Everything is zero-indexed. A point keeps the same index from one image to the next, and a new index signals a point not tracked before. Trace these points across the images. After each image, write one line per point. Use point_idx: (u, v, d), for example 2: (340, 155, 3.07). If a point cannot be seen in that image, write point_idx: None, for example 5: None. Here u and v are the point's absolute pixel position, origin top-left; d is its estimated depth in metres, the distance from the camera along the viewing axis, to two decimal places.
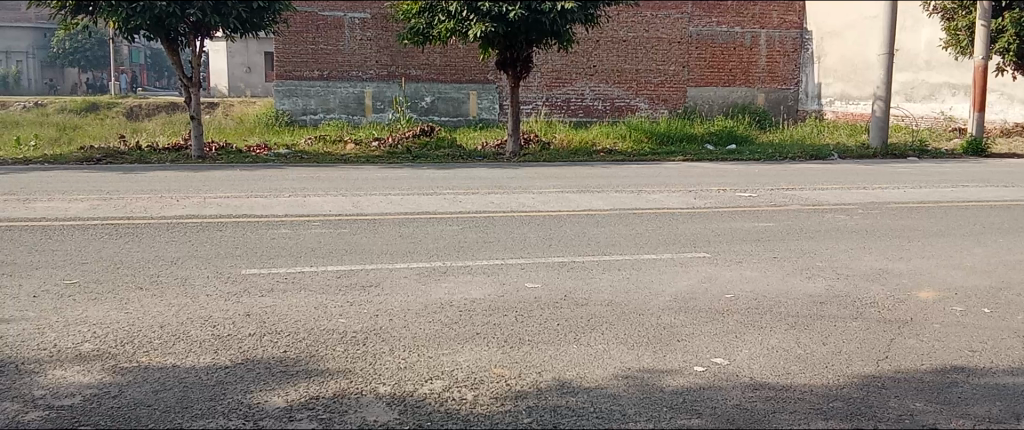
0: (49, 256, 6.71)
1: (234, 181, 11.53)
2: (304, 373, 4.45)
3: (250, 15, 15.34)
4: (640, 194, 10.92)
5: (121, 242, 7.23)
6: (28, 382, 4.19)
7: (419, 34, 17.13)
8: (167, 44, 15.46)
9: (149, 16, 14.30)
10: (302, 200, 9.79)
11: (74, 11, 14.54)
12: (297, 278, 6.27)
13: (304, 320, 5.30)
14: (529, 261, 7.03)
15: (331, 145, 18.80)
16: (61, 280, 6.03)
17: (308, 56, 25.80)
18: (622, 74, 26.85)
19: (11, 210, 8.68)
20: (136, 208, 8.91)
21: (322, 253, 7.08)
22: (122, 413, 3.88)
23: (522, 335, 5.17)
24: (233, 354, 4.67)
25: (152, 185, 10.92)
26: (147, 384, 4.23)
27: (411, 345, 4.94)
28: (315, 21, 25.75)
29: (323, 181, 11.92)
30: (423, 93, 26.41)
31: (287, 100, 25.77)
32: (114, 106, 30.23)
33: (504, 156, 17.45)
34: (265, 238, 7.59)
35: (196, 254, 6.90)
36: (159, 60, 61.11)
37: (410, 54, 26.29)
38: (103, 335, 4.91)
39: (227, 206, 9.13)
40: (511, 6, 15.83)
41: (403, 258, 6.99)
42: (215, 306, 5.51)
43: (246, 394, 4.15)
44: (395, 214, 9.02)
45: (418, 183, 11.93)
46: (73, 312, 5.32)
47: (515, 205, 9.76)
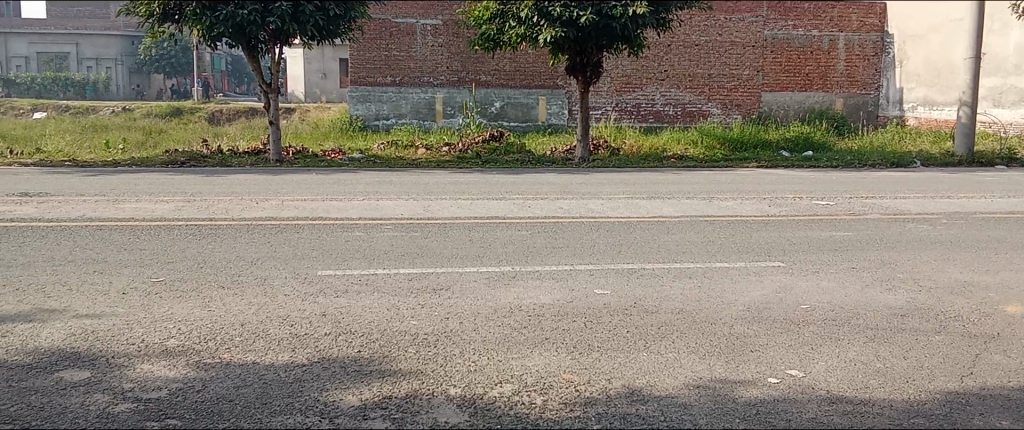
0: (137, 255, 7.02)
1: (310, 185, 11.86)
2: (377, 373, 4.54)
3: (327, 23, 15.75)
4: (713, 201, 10.76)
5: (204, 243, 7.50)
6: (118, 375, 4.39)
7: (489, 40, 17.30)
8: (248, 50, 15.98)
9: (231, 24, 14.82)
10: (375, 203, 10.00)
11: (160, 20, 15.15)
12: (371, 280, 6.41)
13: (377, 321, 5.42)
14: (598, 267, 7.01)
15: (402, 149, 19.12)
16: (148, 278, 6.30)
17: (381, 62, 26.30)
18: (694, 79, 26.53)
19: (103, 210, 9.11)
20: (218, 209, 9.26)
21: (394, 255, 7.21)
22: (206, 407, 4.04)
23: (591, 341, 5.16)
24: (309, 352, 4.80)
25: (233, 188, 11.32)
26: (227, 379, 4.38)
27: (481, 348, 5.00)
28: (388, 28, 26.22)
29: (396, 185, 12.14)
30: (493, 98, 26.66)
31: (361, 106, 26.32)
32: (196, 111, 31.41)
33: (573, 161, 17.47)
34: (340, 240, 7.77)
35: (275, 254, 7.12)
36: (239, 66, 63.24)
37: (480, 59, 26.54)
38: (187, 331, 5.12)
39: (304, 209, 9.39)
40: (582, 12, 15.80)
41: (473, 262, 7.06)
42: (292, 306, 5.68)
43: (321, 392, 4.26)
44: (466, 218, 9.13)
45: (489, 187, 12.03)
46: (160, 309, 5.55)
47: (584, 211, 9.74)
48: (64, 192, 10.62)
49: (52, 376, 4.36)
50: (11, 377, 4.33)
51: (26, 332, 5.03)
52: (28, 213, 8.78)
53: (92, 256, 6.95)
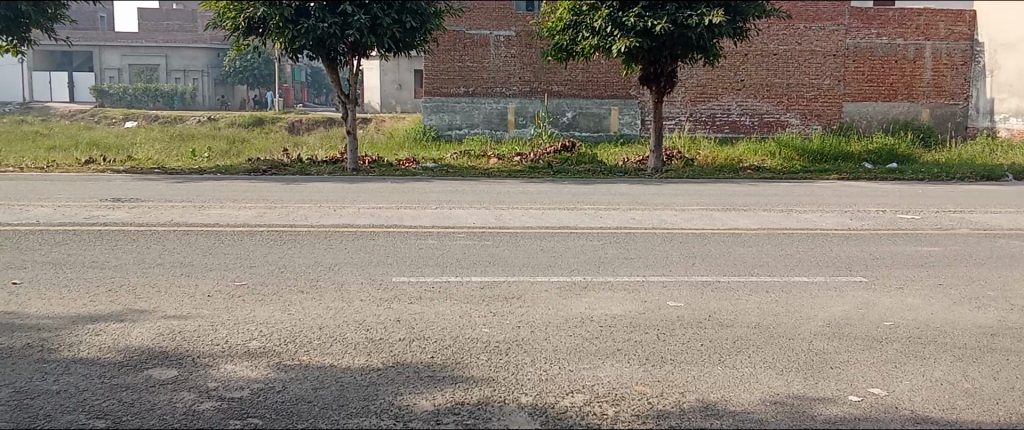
0: (220, 259, 7.28)
1: (385, 193, 12.09)
2: (449, 379, 4.60)
3: (404, 35, 16.10)
4: (791, 213, 10.51)
5: (284, 248, 7.73)
6: (203, 374, 4.57)
7: (562, 50, 17.27)
8: (327, 62, 16.43)
9: (312, 36, 15.25)
10: (448, 212, 10.14)
11: (245, 32, 15.67)
12: (444, 287, 6.49)
13: (450, 328, 5.49)
14: (672, 279, 6.92)
15: (474, 159, 19.32)
16: (231, 282, 6.53)
17: (455, 73, 26.64)
18: (773, 89, 26.00)
19: (190, 216, 9.50)
20: (298, 216, 9.54)
21: (466, 264, 7.28)
22: (286, 408, 4.16)
23: (664, 353, 5.11)
24: (384, 357, 4.89)
25: (312, 196, 11.63)
26: (306, 381, 4.50)
27: (553, 357, 5.00)
28: (462, 40, 26.53)
29: (468, 194, 12.28)
30: (564, 108, 26.65)
31: (434, 116, 26.59)
32: (277, 121, 32.39)
33: (646, 172, 17.32)
34: (414, 248, 7.89)
35: (351, 261, 7.29)
36: (318, 78, 64.96)
37: (553, 70, 26.64)
38: (268, 334, 5.28)
39: (379, 217, 9.58)
40: (657, 21, 15.68)
41: (544, 272, 7.08)
42: (368, 311, 5.81)
43: (396, 396, 4.34)
44: (538, 227, 9.16)
45: (560, 197, 12.05)
46: (242, 311, 5.75)
47: (657, 222, 9.65)
48: (154, 198, 11.12)
49: (141, 374, 4.56)
50: (105, 373, 4.54)
51: (118, 331, 5.28)
52: (120, 218, 9.21)
53: (179, 259, 7.24)
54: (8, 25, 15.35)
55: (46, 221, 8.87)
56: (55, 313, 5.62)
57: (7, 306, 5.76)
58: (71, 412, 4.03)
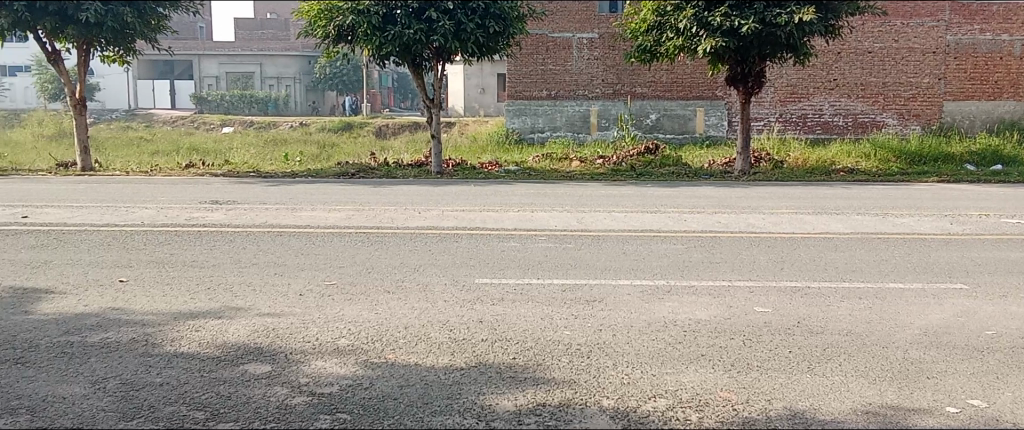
0: (311, 259, 7.53)
1: (469, 196, 12.26)
2: (531, 380, 4.63)
3: (487, 40, 16.26)
4: (886, 217, 10.12)
5: (371, 249, 7.94)
6: (295, 370, 4.75)
7: (646, 52, 17.04)
8: (413, 68, 16.80)
9: (398, 43, 15.61)
10: (530, 215, 10.19)
11: (335, 40, 16.13)
12: (526, 290, 6.52)
13: (532, 330, 5.52)
14: (759, 284, 6.77)
15: (557, 162, 19.36)
16: (321, 281, 6.74)
17: (538, 76, 26.70)
18: (867, 88, 25.06)
19: (282, 217, 9.87)
20: (384, 218, 9.77)
21: (548, 266, 7.31)
22: (373, 404, 4.28)
23: (750, 360, 5.01)
24: (467, 357, 4.97)
25: (399, 198, 11.91)
26: (393, 379, 4.62)
27: (635, 362, 4.97)
28: (545, 43, 26.60)
29: (550, 197, 12.31)
30: (649, 110, 26.51)
31: (517, 120, 26.78)
32: (365, 126, 33.18)
33: (733, 174, 16.97)
34: (497, 250, 7.97)
35: (436, 262, 7.43)
36: (404, 83, 66.29)
37: (637, 72, 26.45)
38: (356, 332, 5.45)
39: (462, 219, 9.71)
40: (744, 21, 15.40)
41: (626, 275, 7.03)
42: (452, 312, 5.90)
43: (479, 396, 4.40)
44: (622, 230, 9.11)
45: (644, 200, 11.93)
46: (332, 310, 5.94)
47: (743, 226, 9.44)
48: (249, 200, 11.59)
49: (237, 369, 4.77)
50: (204, 367, 4.78)
51: (216, 327, 5.54)
52: (218, 219, 9.64)
53: (273, 259, 7.53)
54: (116, 38, 16.30)
55: (150, 222, 9.37)
56: (159, 310, 5.94)
57: (115, 302, 6.11)
58: (173, 404, 4.26)
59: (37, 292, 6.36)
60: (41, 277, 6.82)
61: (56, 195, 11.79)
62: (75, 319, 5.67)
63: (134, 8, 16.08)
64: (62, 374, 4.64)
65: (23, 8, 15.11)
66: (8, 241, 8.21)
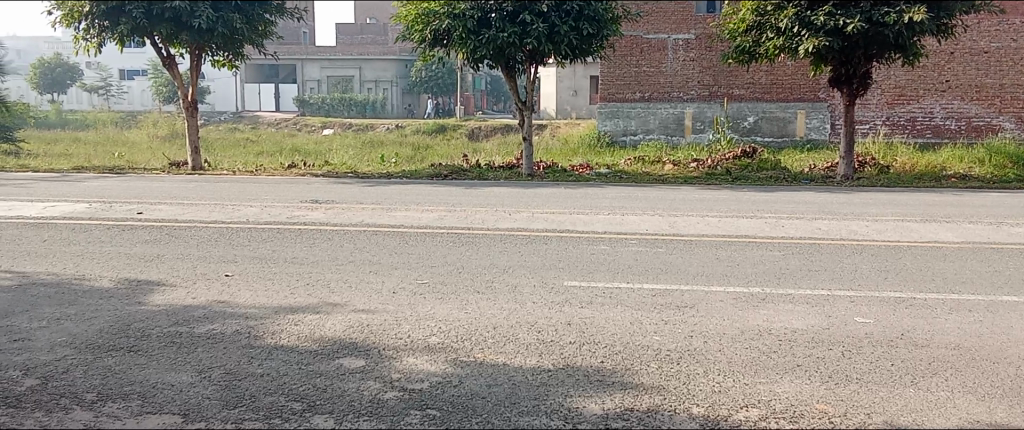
0: (404, 258, 7.72)
1: (560, 198, 12.29)
2: (619, 384, 4.60)
3: (580, 41, 16.21)
4: (999, 226, 9.57)
5: (462, 250, 8.07)
6: (387, 366, 4.87)
7: (745, 52, 16.53)
8: (506, 71, 16.95)
9: (492, 46, 15.79)
10: (621, 218, 10.10)
11: (431, 44, 16.46)
12: (615, 293, 6.48)
13: (621, 334, 5.49)
14: (860, 294, 6.50)
15: (650, 165, 19.15)
16: (414, 280, 6.89)
17: (631, 78, 26.43)
18: (982, 90, 23.70)
19: (377, 217, 10.16)
20: (476, 219, 9.92)
21: (638, 270, 7.24)
22: (461, 401, 4.35)
23: (849, 372, 4.82)
24: (554, 359, 4.99)
25: (490, 199, 12.04)
26: (481, 377, 4.69)
27: (727, 370, 4.87)
28: (639, 45, 26.33)
29: (640, 200, 12.20)
30: (746, 113, 25.89)
31: (609, 122, 26.52)
32: (458, 128, 33.66)
33: (835, 179, 16.36)
34: (586, 252, 7.96)
35: (526, 263, 7.47)
36: (498, 86, 66.92)
37: (734, 73, 25.91)
38: (447, 330, 5.55)
39: (552, 222, 9.74)
40: (849, 20, 14.85)
41: (719, 282, 6.88)
42: (540, 313, 5.93)
43: (566, 398, 4.41)
44: (715, 235, 8.93)
45: (738, 205, 11.66)
46: (424, 308, 6.07)
47: (845, 233, 9.09)
48: (346, 200, 11.96)
49: (333, 363, 4.93)
50: (302, 360, 4.96)
51: (314, 322, 5.74)
52: (317, 218, 9.99)
53: (368, 257, 7.75)
54: (225, 43, 17.10)
55: (254, 220, 9.78)
56: (263, 303, 6.21)
57: (221, 295, 6.43)
58: (273, 395, 4.44)
59: (150, 283, 6.75)
60: (153, 270, 7.23)
61: (170, 193, 12.47)
62: (183, 310, 5.98)
63: (242, 14, 16.85)
64: (172, 362, 4.91)
65: (142, 15, 16.06)
66: (125, 235, 8.75)
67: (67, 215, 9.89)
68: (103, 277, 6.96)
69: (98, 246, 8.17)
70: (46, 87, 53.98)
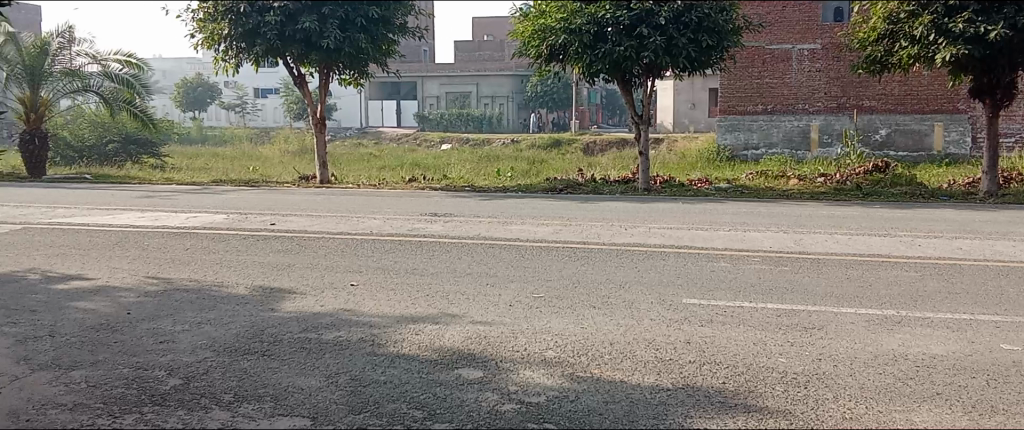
0: (521, 271, 7.78)
1: (679, 213, 12.10)
2: (742, 407, 4.47)
3: (699, 54, 15.95)
4: None
5: (578, 264, 8.05)
6: (505, 378, 4.92)
7: (876, 62, 15.77)
8: (623, 84, 16.84)
9: (609, 60, 15.74)
10: (742, 234, 9.82)
11: (547, 59, 16.58)
12: (737, 313, 6.28)
13: (742, 354, 5.32)
14: (1008, 319, 6.04)
15: (772, 180, 18.52)
16: (530, 294, 6.92)
17: (753, 90, 25.64)
18: None
19: (494, 230, 10.31)
20: (592, 234, 9.90)
21: (761, 290, 6.99)
22: (579, 417, 4.33)
23: (996, 403, 4.48)
24: (673, 378, 4.89)
25: (606, 214, 11.99)
26: (598, 393, 4.65)
27: (859, 395, 4.62)
28: (761, 56, 25.55)
29: (762, 216, 11.84)
30: (878, 125, 24.73)
31: (729, 135, 25.58)
32: (573, 142, 33.66)
33: (978, 195, 15.34)
34: (706, 269, 7.78)
35: (643, 279, 7.37)
36: (613, 100, 66.60)
37: (864, 84, 24.86)
38: (563, 344, 5.54)
39: (670, 237, 9.59)
40: (992, 26, 13.99)
41: (850, 303, 6.55)
42: (658, 330, 5.83)
43: (686, 418, 4.31)
44: (843, 254, 8.53)
45: (868, 222, 11.10)
46: (540, 322, 6.09)
47: (989, 253, 8.49)
48: (464, 213, 12.19)
49: (452, 372, 5.02)
50: (423, 369, 5.08)
51: (433, 332, 5.87)
52: (436, 231, 10.24)
53: (485, 270, 7.87)
54: (351, 62, 17.86)
55: (376, 232, 10.11)
56: (385, 313, 6.40)
57: (347, 304, 6.68)
58: (396, 402, 4.57)
59: (281, 291, 7.10)
60: (284, 279, 7.60)
61: (299, 205, 13.09)
62: (312, 318, 6.24)
63: (367, 34, 17.55)
64: (301, 367, 5.14)
65: (276, 38, 16.94)
66: (259, 245, 9.24)
67: (207, 226, 10.57)
68: (239, 284, 7.38)
69: (234, 255, 8.67)
70: (189, 105, 58.12)
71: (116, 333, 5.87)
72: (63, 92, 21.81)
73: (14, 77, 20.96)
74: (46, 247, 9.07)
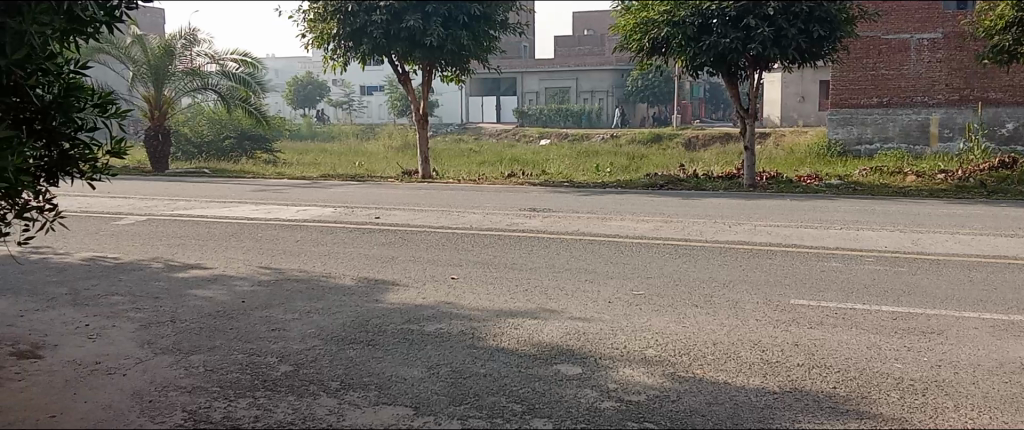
0: (620, 268, 7.70)
1: (786, 210, 11.68)
2: (854, 413, 4.27)
3: (810, 45, 15.36)
4: None
5: (679, 262, 7.90)
6: (604, 375, 4.87)
7: (1004, 52, 14.78)
8: (728, 78, 16.43)
9: (713, 53, 15.39)
10: (854, 233, 9.39)
11: (649, 53, 16.36)
12: (849, 315, 6.02)
13: (856, 359, 5.08)
14: None
15: (888, 176, 17.63)
16: (630, 291, 6.85)
17: (867, 82, 24.44)
18: None
19: (594, 225, 10.25)
20: (694, 231, 9.69)
21: (876, 291, 6.66)
22: (680, 417, 4.25)
23: None
24: (780, 381, 4.72)
25: (709, 210, 11.70)
26: (700, 394, 4.55)
27: (983, 405, 4.34)
28: (877, 46, 24.38)
29: (877, 214, 11.29)
30: (1005, 119, 23.37)
31: (841, 130, 24.69)
32: (675, 137, 33.08)
33: None
34: (815, 269, 7.49)
35: (748, 279, 7.16)
36: (717, 93, 64.95)
37: (990, 74, 23.32)
38: (664, 343, 5.45)
39: (776, 235, 9.27)
40: None
41: (972, 307, 6.15)
42: (764, 331, 5.65)
43: (793, 423, 4.16)
44: (965, 255, 8.03)
45: (994, 222, 10.41)
46: (640, 320, 6.01)
47: None
48: (564, 209, 12.16)
49: (551, 368, 5.02)
50: (522, 364, 5.11)
51: (532, 327, 5.89)
52: (536, 226, 10.25)
53: (584, 266, 7.83)
54: (452, 59, 18.17)
55: (476, 227, 10.22)
56: (485, 307, 6.45)
57: (447, 297, 6.79)
58: (495, 395, 4.60)
59: (385, 283, 7.29)
60: (388, 271, 7.79)
61: (402, 200, 13.39)
62: (414, 310, 6.38)
63: (469, 31, 17.78)
64: (405, 357, 5.26)
65: (381, 36, 17.37)
66: (364, 238, 9.50)
67: (316, 218, 10.96)
68: (346, 275, 7.62)
69: (341, 247, 8.95)
70: (299, 103, 60.50)
71: (232, 320, 6.16)
72: (184, 91, 23.06)
73: (140, 77, 22.29)
74: (169, 237, 9.62)
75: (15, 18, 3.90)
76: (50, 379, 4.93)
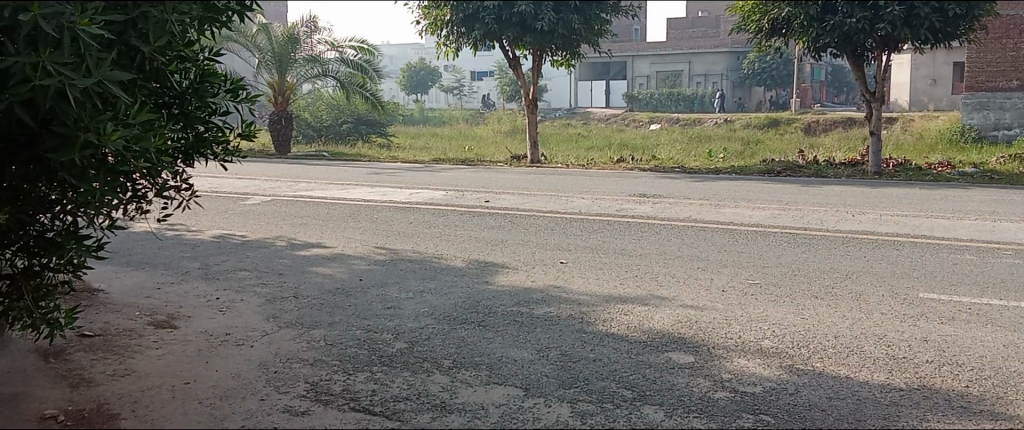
0: (734, 256, 7.49)
1: (916, 200, 11.02)
2: (989, 414, 4.01)
3: (944, 24, 14.41)
4: None
5: (798, 251, 7.61)
6: (718, 365, 4.76)
7: None
8: (852, 59, 15.62)
9: (837, 34, 14.65)
10: (991, 225, 8.77)
11: (768, 34, 15.79)
12: (985, 311, 5.64)
13: (991, 357, 4.76)
14: None
15: None
16: (744, 279, 6.66)
17: (1007, 64, 22.78)
18: None
19: (707, 212, 10.00)
20: (813, 219, 9.29)
21: (1015, 287, 6.21)
22: (799, 411, 4.10)
23: None
24: (908, 378, 4.48)
25: (831, 199, 11.18)
26: (820, 388, 4.38)
27: None
28: (1018, 25, 22.60)
29: (1019, 205, 10.48)
30: None
31: (976, 114, 23.02)
32: (793, 122, 31.84)
33: None
34: (946, 262, 7.05)
35: (873, 270, 6.82)
36: (840, 76, 61.92)
37: None
38: (781, 335, 5.27)
39: (904, 225, 8.78)
40: None
41: None
42: (890, 326, 5.37)
43: (921, 422, 3.94)
44: None
45: None
46: (756, 310, 5.83)
47: None
48: (675, 195, 11.91)
49: (662, 355, 4.95)
50: (632, 350, 5.06)
51: (643, 313, 5.82)
52: (646, 212, 10.11)
53: (696, 253, 7.65)
54: (563, 43, 18.10)
55: (585, 212, 10.17)
56: (594, 292, 6.43)
57: (557, 280, 6.82)
58: (605, 380, 4.58)
59: (495, 265, 7.38)
60: (499, 253, 7.87)
61: (512, 184, 13.47)
62: (524, 293, 6.43)
63: (581, 15, 17.70)
64: (515, 339, 5.31)
65: (493, 22, 17.49)
66: (475, 221, 9.63)
67: (429, 201, 11.19)
68: (457, 257, 7.75)
69: (453, 229, 9.11)
70: (412, 88, 61.75)
71: (350, 297, 6.40)
72: (305, 77, 24.02)
73: (265, 64, 23.38)
74: (292, 217, 10.06)
75: (158, 7, 4.10)
76: (185, 348, 5.26)
